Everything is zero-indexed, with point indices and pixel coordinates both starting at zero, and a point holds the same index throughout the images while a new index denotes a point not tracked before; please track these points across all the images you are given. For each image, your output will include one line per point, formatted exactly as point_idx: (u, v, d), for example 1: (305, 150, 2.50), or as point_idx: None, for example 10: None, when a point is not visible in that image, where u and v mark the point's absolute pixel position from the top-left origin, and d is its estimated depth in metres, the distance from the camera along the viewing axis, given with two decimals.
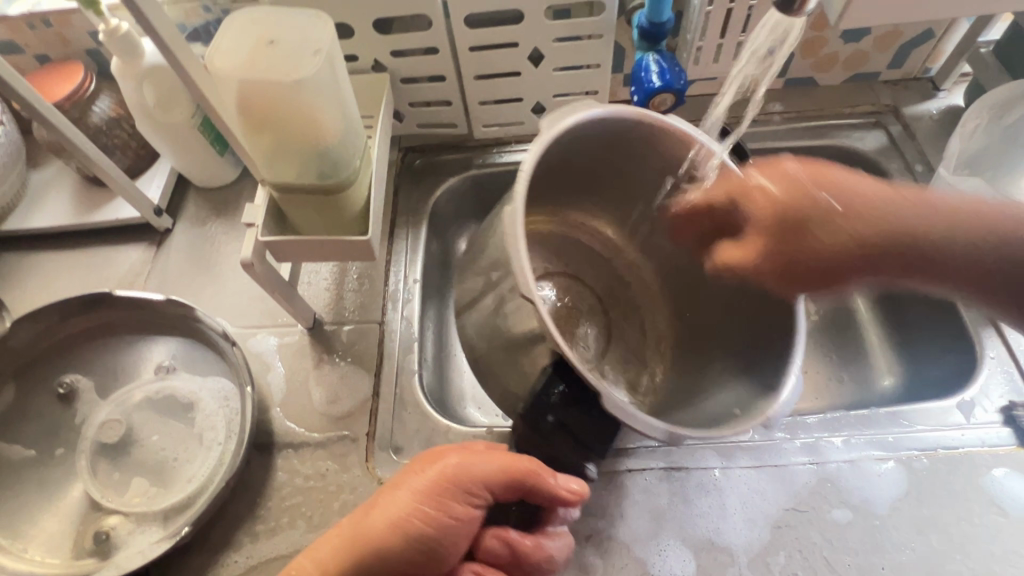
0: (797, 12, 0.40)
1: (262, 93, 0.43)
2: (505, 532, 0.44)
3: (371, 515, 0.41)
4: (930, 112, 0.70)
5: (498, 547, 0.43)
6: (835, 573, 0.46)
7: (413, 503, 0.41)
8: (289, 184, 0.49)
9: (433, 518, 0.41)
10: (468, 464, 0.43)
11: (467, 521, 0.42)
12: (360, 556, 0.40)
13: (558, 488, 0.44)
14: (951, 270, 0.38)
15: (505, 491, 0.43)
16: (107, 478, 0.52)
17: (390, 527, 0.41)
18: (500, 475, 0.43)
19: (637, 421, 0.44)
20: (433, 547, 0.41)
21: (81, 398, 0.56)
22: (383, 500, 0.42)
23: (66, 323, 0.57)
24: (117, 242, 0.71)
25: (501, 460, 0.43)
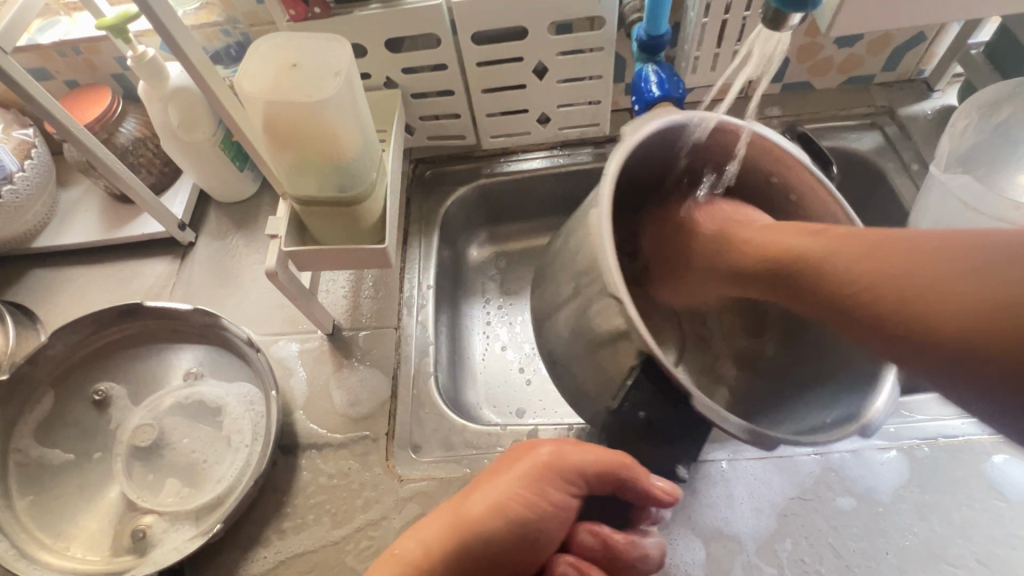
0: (783, 27, 0.43)
1: (286, 112, 0.46)
2: (598, 527, 0.45)
3: (471, 500, 0.44)
4: (924, 112, 0.72)
5: (592, 541, 0.45)
6: (840, 558, 0.48)
7: (512, 488, 0.43)
8: (310, 197, 0.51)
9: (532, 503, 0.43)
10: (563, 454, 0.45)
11: (563, 509, 0.44)
12: (465, 537, 0.42)
13: (652, 487, 0.45)
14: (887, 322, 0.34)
15: (600, 484, 0.45)
16: (142, 479, 0.55)
17: (490, 510, 0.43)
18: (598, 467, 0.44)
19: (728, 422, 0.43)
20: (534, 533, 0.43)
21: (115, 405, 0.59)
22: (484, 485, 0.44)
23: (101, 333, 0.60)
24: (143, 256, 0.75)
25: (597, 453, 0.44)
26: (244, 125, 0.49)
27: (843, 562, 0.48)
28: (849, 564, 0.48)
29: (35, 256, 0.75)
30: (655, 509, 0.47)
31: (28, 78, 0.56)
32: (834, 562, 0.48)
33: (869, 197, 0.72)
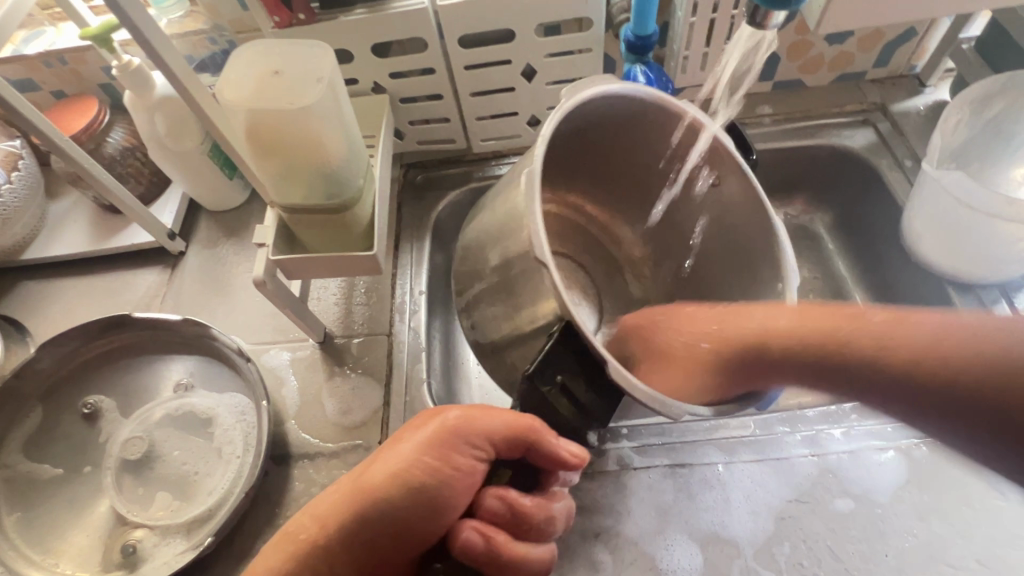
0: (766, 25, 0.43)
1: (269, 120, 0.45)
2: (505, 491, 0.43)
3: (370, 469, 0.43)
4: (917, 108, 0.72)
5: (498, 506, 0.43)
6: (839, 561, 0.47)
7: (413, 455, 0.43)
8: (297, 205, 0.51)
9: (432, 469, 0.43)
10: (471, 419, 0.44)
11: (469, 471, 0.43)
12: (361, 506, 0.42)
13: (561, 449, 0.44)
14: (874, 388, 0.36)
15: (507, 447, 0.44)
16: (132, 493, 0.54)
17: (389, 477, 0.42)
18: (505, 430, 0.43)
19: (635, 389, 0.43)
20: (435, 497, 0.42)
21: (104, 417, 0.58)
22: (383, 453, 0.44)
23: (89, 345, 0.60)
24: (134, 266, 0.74)
25: (504, 416, 0.44)
26: (228, 134, 0.49)
27: (842, 566, 0.47)
28: (848, 567, 0.47)
29: (24, 268, 0.74)
30: (564, 473, 0.45)
31: (10, 89, 0.56)
32: (833, 565, 0.47)
33: (862, 193, 0.72)
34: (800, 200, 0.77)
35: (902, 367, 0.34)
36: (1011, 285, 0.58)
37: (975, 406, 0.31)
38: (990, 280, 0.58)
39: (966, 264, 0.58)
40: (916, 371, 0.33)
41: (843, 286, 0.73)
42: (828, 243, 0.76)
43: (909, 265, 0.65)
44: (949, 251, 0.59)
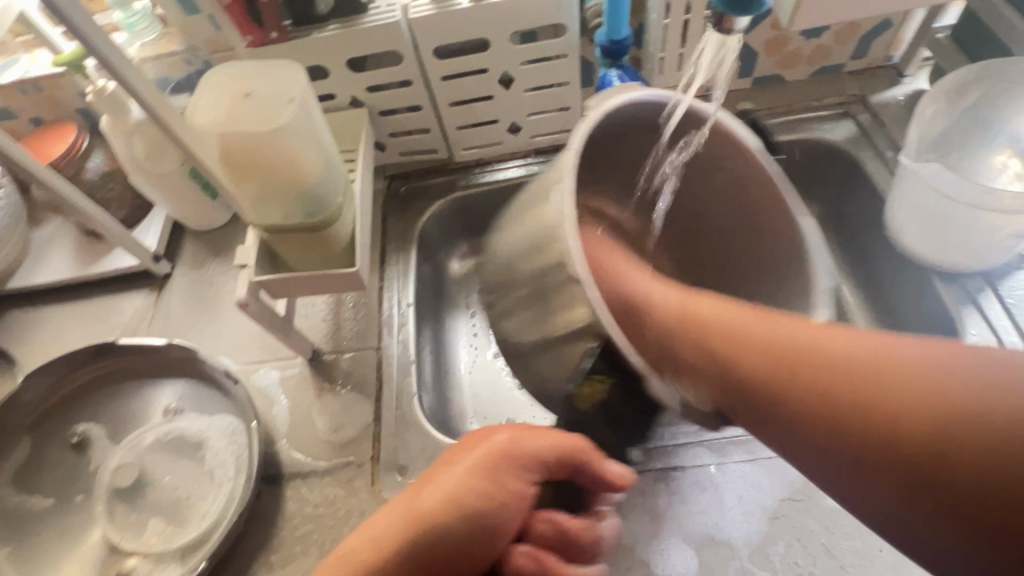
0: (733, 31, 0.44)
1: (245, 145, 0.45)
2: (554, 515, 0.45)
3: (424, 494, 0.42)
4: (896, 98, 0.72)
5: (548, 530, 0.44)
6: (834, 559, 0.47)
7: (466, 478, 0.42)
8: (278, 226, 0.51)
9: (489, 492, 0.42)
10: (520, 441, 0.43)
11: (520, 495, 0.43)
12: (418, 534, 0.41)
13: (608, 470, 0.44)
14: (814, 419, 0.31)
15: (557, 469, 0.44)
16: (124, 521, 0.54)
17: (443, 502, 0.42)
18: (555, 453, 0.43)
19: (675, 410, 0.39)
20: (491, 523, 0.43)
21: (94, 445, 0.58)
22: (437, 476, 0.43)
23: (76, 374, 0.60)
24: (120, 290, 0.74)
25: (553, 438, 0.43)
26: (204, 159, 0.49)
27: (836, 563, 0.47)
28: (845, 565, 0.47)
29: (10, 298, 0.74)
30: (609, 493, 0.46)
31: None
32: (828, 563, 0.47)
33: (846, 186, 0.72)
34: None
35: (888, 425, 0.28)
36: (995, 274, 0.58)
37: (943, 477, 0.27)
38: (975, 268, 0.58)
39: (951, 255, 0.58)
40: (907, 444, 0.28)
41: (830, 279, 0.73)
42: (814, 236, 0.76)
43: (894, 257, 0.65)
44: (933, 242, 0.58)
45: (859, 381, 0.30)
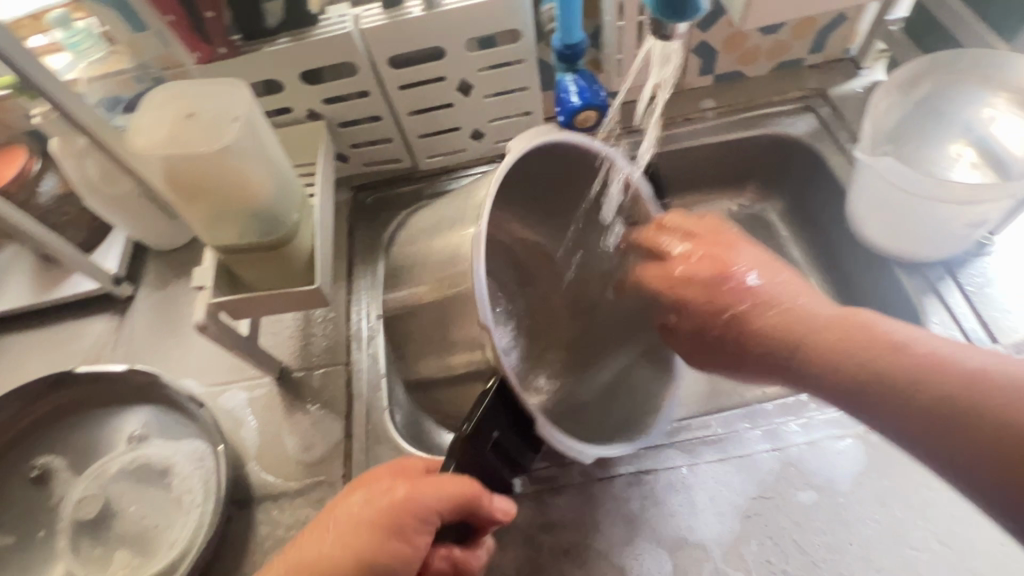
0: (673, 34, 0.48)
1: (187, 165, 0.44)
2: (450, 551, 0.42)
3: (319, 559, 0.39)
4: (855, 91, 0.72)
5: (444, 565, 0.42)
6: (805, 555, 0.48)
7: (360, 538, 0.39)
8: (232, 246, 0.50)
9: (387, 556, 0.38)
10: (413, 495, 0.39)
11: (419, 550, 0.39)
12: None
13: (497, 509, 0.42)
14: (850, 374, 0.39)
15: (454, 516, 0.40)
16: (90, 554, 0.53)
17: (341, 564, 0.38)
18: (451, 504, 0.39)
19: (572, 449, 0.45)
20: None
21: (55, 479, 0.56)
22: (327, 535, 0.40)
23: (34, 406, 0.58)
24: (81, 315, 0.72)
25: (447, 489, 0.39)
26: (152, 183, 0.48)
27: (808, 559, 0.47)
28: (816, 560, 0.47)
29: None
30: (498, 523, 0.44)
31: None
32: (800, 559, 0.47)
33: (809, 179, 0.72)
34: (751, 190, 0.77)
35: (903, 381, 0.36)
36: (954, 262, 0.59)
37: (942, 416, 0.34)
38: (935, 257, 0.59)
39: (911, 246, 0.59)
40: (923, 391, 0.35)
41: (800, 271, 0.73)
42: (781, 230, 0.76)
43: (857, 248, 0.65)
44: (893, 234, 0.59)
45: (894, 359, 0.37)
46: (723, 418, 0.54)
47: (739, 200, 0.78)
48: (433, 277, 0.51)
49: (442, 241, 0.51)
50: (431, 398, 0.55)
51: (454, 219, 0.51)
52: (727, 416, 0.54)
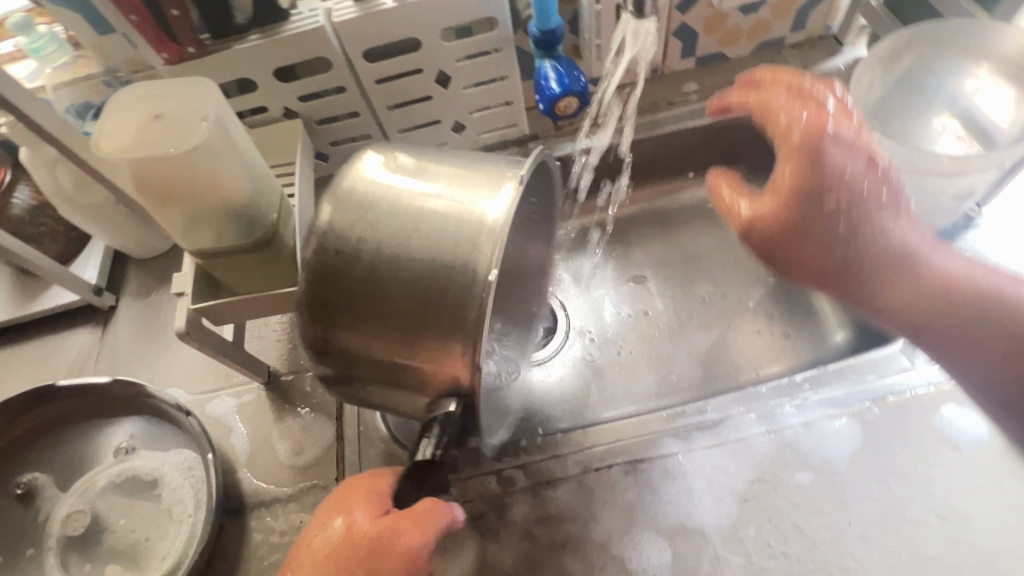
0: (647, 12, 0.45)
1: (155, 167, 0.43)
2: None
3: None
4: (837, 68, 0.72)
5: None
6: (805, 536, 0.47)
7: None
8: (210, 249, 0.48)
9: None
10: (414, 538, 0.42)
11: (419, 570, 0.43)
12: None
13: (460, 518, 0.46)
14: (911, 284, 0.44)
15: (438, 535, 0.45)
16: (81, 570, 0.52)
17: None
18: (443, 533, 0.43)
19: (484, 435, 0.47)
20: None
21: (42, 495, 0.55)
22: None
23: (17, 422, 0.57)
24: (62, 328, 0.70)
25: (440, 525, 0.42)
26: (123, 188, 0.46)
27: (807, 540, 0.47)
28: (815, 541, 0.47)
29: None
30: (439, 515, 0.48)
31: None
32: (799, 540, 0.47)
33: None
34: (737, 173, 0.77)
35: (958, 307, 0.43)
36: (943, 236, 0.59)
37: (993, 342, 0.43)
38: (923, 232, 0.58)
39: None
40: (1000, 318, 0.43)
41: None
42: None
43: None
44: None
45: (956, 294, 0.44)
46: (717, 403, 0.54)
47: None
48: (384, 269, 0.40)
49: (402, 227, 0.40)
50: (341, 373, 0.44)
51: (429, 207, 0.41)
52: (721, 400, 0.54)
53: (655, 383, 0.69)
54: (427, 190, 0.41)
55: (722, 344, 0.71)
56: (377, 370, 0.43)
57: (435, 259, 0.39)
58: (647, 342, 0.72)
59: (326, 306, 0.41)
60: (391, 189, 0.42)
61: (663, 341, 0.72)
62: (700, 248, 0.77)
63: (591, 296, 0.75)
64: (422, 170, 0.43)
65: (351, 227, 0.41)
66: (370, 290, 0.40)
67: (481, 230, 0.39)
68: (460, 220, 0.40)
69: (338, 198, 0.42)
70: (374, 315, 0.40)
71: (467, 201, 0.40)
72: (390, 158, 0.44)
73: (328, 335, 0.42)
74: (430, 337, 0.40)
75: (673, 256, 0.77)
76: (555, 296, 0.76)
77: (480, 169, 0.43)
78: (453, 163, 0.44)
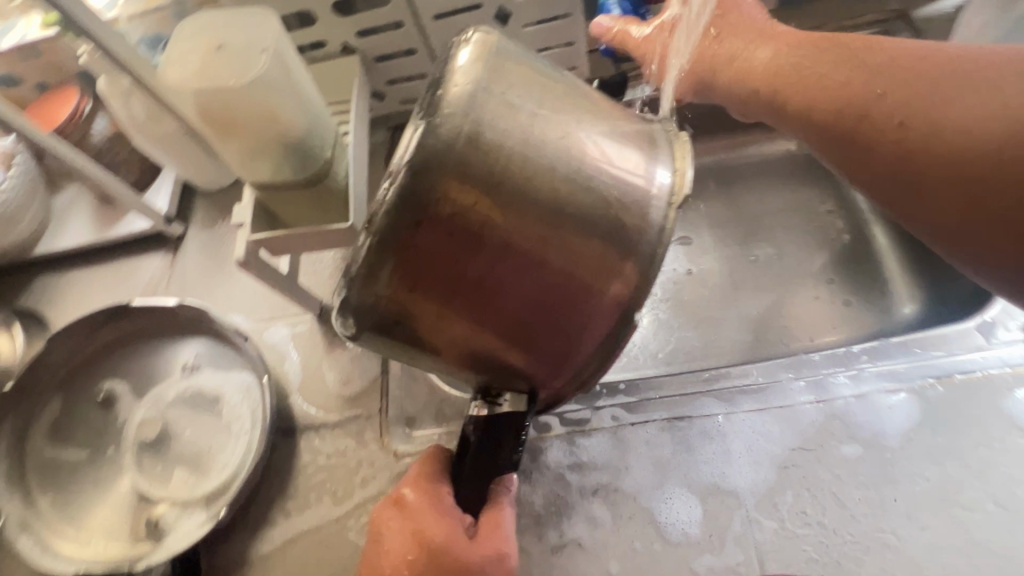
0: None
1: (217, 99, 0.44)
2: None
3: None
4: (943, 10, 0.64)
5: None
6: (844, 508, 0.46)
7: None
8: (269, 183, 0.49)
9: None
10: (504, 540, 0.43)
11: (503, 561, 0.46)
12: None
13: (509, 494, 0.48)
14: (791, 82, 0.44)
15: None
16: (152, 470, 0.56)
17: None
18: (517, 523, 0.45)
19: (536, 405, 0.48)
20: None
21: (120, 402, 0.60)
22: None
23: (96, 335, 0.61)
24: (137, 253, 0.75)
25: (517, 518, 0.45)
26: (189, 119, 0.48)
27: (847, 513, 0.46)
28: (855, 514, 0.46)
29: (35, 264, 0.75)
30: None
31: None
32: (838, 512, 0.46)
33: None
34: None
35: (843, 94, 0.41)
36: None
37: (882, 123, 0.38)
38: None
39: None
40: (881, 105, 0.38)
41: (859, 217, 0.70)
42: None
43: None
44: None
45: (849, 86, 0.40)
46: (764, 367, 0.52)
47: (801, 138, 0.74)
48: (511, 260, 0.32)
49: (543, 209, 0.32)
50: (403, 337, 0.34)
51: (577, 185, 0.33)
52: (768, 365, 0.52)
53: (700, 343, 0.67)
54: (570, 155, 0.33)
55: (776, 310, 0.68)
56: (463, 355, 0.36)
57: (589, 244, 0.33)
58: (696, 302, 0.70)
59: (410, 279, 0.31)
60: (529, 139, 0.31)
61: (713, 303, 0.70)
62: (763, 208, 0.74)
63: None
64: (550, 106, 0.33)
65: (470, 193, 0.30)
66: (486, 282, 0.32)
67: (640, 245, 0.35)
68: (616, 220, 0.34)
69: (452, 136, 0.30)
70: (483, 307, 0.33)
71: (625, 188, 0.35)
72: (512, 73, 0.32)
73: (408, 308, 0.32)
74: (549, 344, 0.36)
75: (732, 215, 0.74)
76: None
77: (621, 133, 0.36)
78: (579, 102, 0.35)
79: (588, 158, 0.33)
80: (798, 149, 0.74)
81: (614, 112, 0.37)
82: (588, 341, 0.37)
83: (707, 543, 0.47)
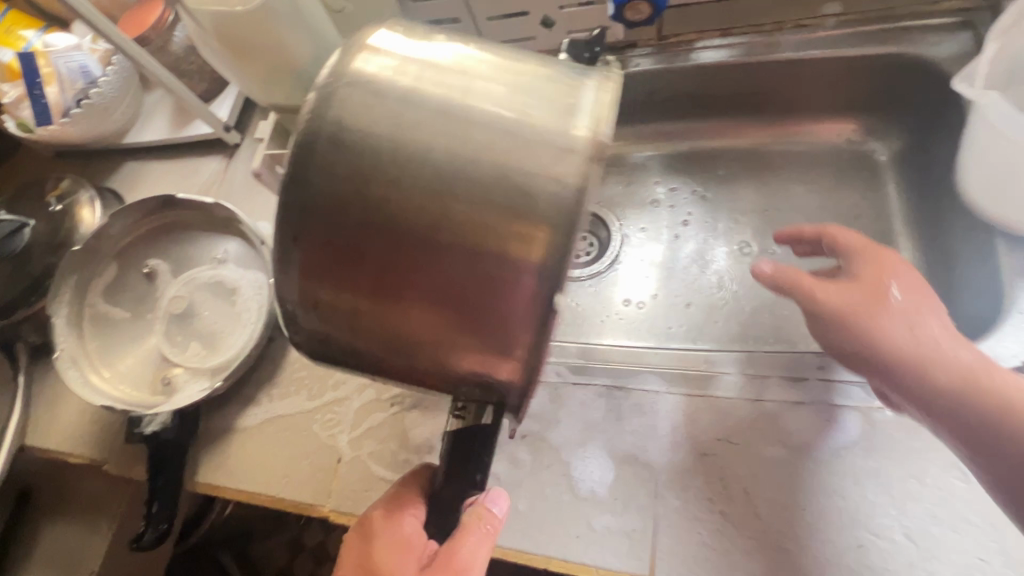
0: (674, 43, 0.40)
1: (232, 23, 0.49)
2: None
3: None
4: None
5: None
6: (750, 504, 0.46)
7: None
8: (282, 104, 0.58)
9: None
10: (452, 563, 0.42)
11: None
12: None
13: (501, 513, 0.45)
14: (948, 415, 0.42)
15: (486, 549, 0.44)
16: (175, 338, 0.67)
17: None
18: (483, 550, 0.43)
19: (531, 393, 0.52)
20: None
21: (160, 278, 0.70)
22: None
23: (148, 219, 0.72)
24: (200, 154, 0.85)
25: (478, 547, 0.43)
26: (208, 41, 0.53)
27: (752, 510, 0.46)
28: (758, 513, 0.46)
29: (121, 151, 0.88)
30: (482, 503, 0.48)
31: None
32: (743, 506, 0.46)
33: (942, 118, 0.61)
34: (861, 121, 0.69)
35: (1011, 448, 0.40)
36: None
37: None
38: None
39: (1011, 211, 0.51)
40: None
41: (888, 224, 0.67)
42: (888, 175, 0.68)
43: (964, 210, 0.58)
44: (993, 199, 0.53)
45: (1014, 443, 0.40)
46: (717, 360, 0.54)
47: (847, 131, 0.70)
48: (409, 240, 0.32)
49: (422, 193, 0.31)
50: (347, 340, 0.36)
51: (458, 163, 0.32)
52: (723, 359, 0.53)
53: (684, 327, 0.66)
54: (452, 130, 0.32)
55: (772, 308, 0.65)
56: (400, 351, 0.36)
57: (481, 212, 0.31)
58: (694, 287, 0.68)
59: (312, 285, 0.34)
60: (401, 122, 0.32)
61: (711, 289, 0.68)
62: (792, 204, 0.71)
63: (651, 227, 0.73)
64: (440, 85, 0.33)
65: (344, 192, 0.32)
66: (393, 275, 0.33)
67: (544, 212, 0.32)
68: (515, 193, 0.32)
69: (315, 139, 0.32)
70: (392, 296, 0.33)
71: (528, 152, 0.32)
72: (393, 58, 0.34)
73: (322, 305, 0.35)
74: (472, 334, 0.34)
75: (759, 203, 0.72)
76: (611, 215, 0.75)
77: (536, 97, 0.34)
78: (485, 75, 0.34)
79: (467, 114, 0.33)
80: (843, 144, 0.71)
81: (538, 73, 0.35)
82: (517, 330, 0.33)
83: (610, 505, 0.49)
